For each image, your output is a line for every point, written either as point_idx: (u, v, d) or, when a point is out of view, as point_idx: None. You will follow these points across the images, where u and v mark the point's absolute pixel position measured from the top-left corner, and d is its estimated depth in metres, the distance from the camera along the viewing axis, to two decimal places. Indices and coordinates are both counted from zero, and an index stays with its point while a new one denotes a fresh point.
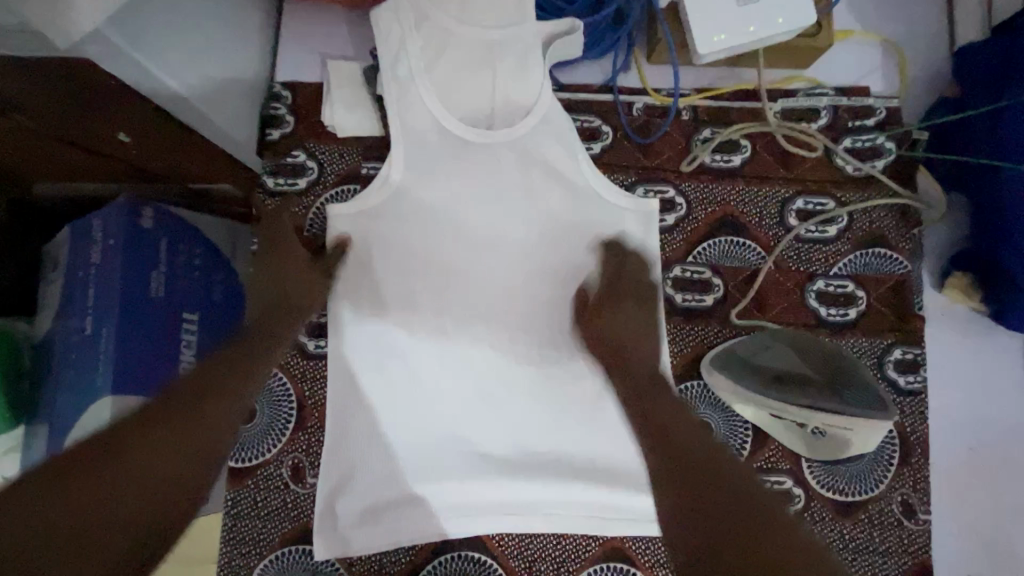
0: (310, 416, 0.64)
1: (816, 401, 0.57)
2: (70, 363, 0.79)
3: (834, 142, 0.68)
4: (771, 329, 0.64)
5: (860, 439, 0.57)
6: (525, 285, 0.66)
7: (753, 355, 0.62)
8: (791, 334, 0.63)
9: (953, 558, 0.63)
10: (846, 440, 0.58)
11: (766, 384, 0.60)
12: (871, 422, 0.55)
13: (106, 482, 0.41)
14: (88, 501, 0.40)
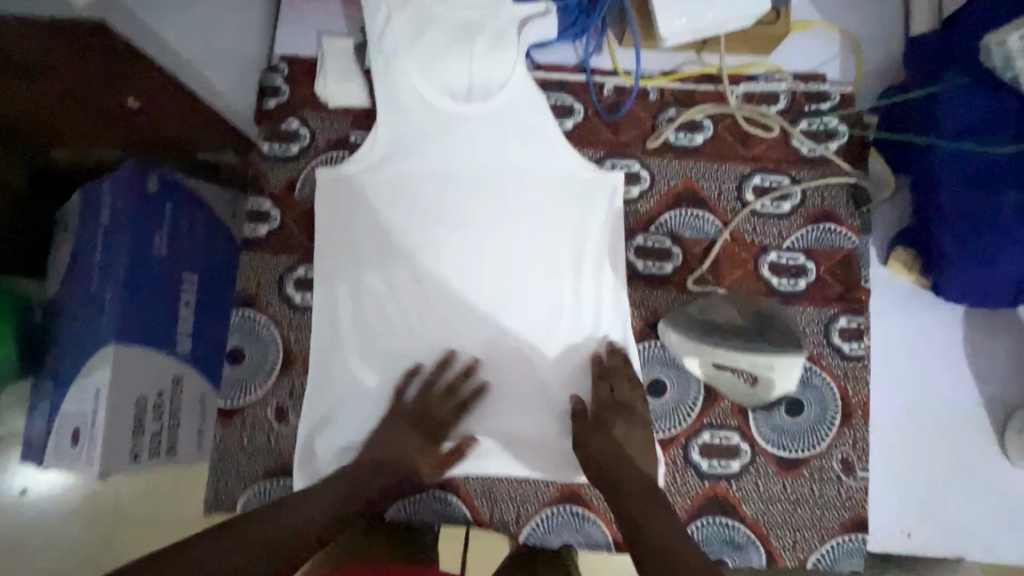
0: (295, 362, 0.69)
1: (743, 342, 0.64)
2: (81, 316, 0.87)
3: (791, 124, 0.73)
4: (722, 294, 0.69)
5: (782, 379, 0.64)
6: (499, 248, 0.71)
7: (704, 312, 0.67)
8: (737, 297, 0.68)
9: (886, 511, 0.68)
10: (770, 380, 0.64)
11: (708, 335, 0.66)
12: (785, 358, 0.63)
13: (271, 531, 0.49)
14: (257, 539, 0.48)
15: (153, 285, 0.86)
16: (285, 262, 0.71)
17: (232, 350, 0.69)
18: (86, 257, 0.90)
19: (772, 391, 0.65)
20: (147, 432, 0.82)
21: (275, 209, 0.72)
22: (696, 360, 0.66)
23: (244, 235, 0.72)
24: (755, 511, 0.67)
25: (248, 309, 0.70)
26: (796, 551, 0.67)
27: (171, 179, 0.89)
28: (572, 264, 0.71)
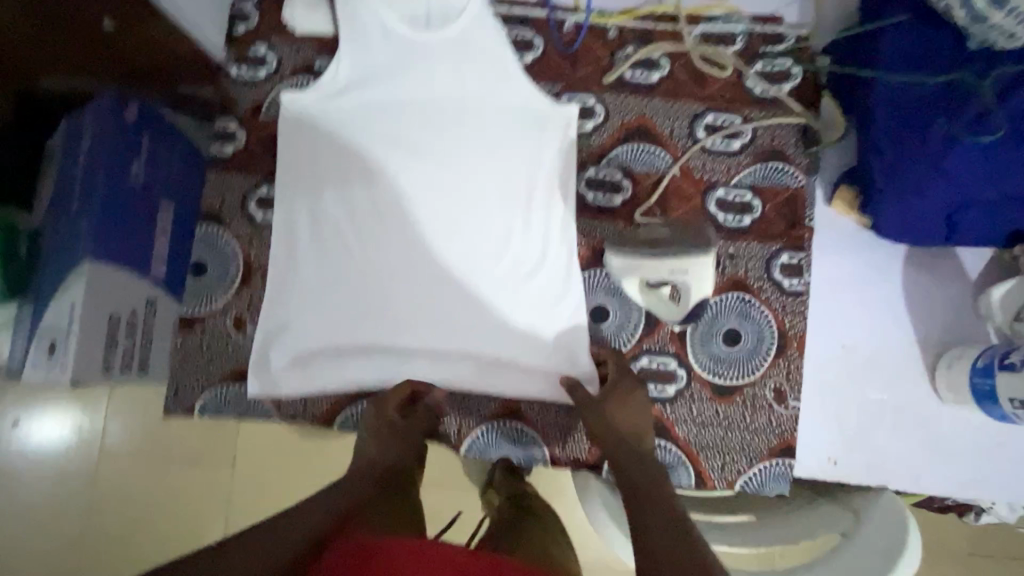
0: (255, 276, 0.73)
1: (664, 249, 0.68)
2: (61, 234, 0.92)
3: (746, 64, 0.75)
4: (657, 223, 0.72)
5: (698, 283, 0.67)
6: (454, 174, 0.73)
7: (629, 234, 0.72)
8: (669, 224, 0.72)
9: (815, 439, 0.70)
10: (687, 286, 0.67)
11: (631, 246, 0.70)
12: (697, 259, 0.66)
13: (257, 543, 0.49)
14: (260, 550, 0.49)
15: (129, 209, 0.89)
16: (249, 181, 0.74)
17: (194, 262, 0.72)
18: (68, 179, 0.94)
19: (692, 298, 0.68)
20: (120, 348, 0.86)
21: (241, 130, 0.75)
22: (625, 274, 0.69)
23: (211, 154, 0.75)
24: (687, 434, 0.70)
25: (211, 224, 0.73)
26: (724, 473, 0.70)
27: (151, 110, 0.93)
28: (524, 192, 0.73)
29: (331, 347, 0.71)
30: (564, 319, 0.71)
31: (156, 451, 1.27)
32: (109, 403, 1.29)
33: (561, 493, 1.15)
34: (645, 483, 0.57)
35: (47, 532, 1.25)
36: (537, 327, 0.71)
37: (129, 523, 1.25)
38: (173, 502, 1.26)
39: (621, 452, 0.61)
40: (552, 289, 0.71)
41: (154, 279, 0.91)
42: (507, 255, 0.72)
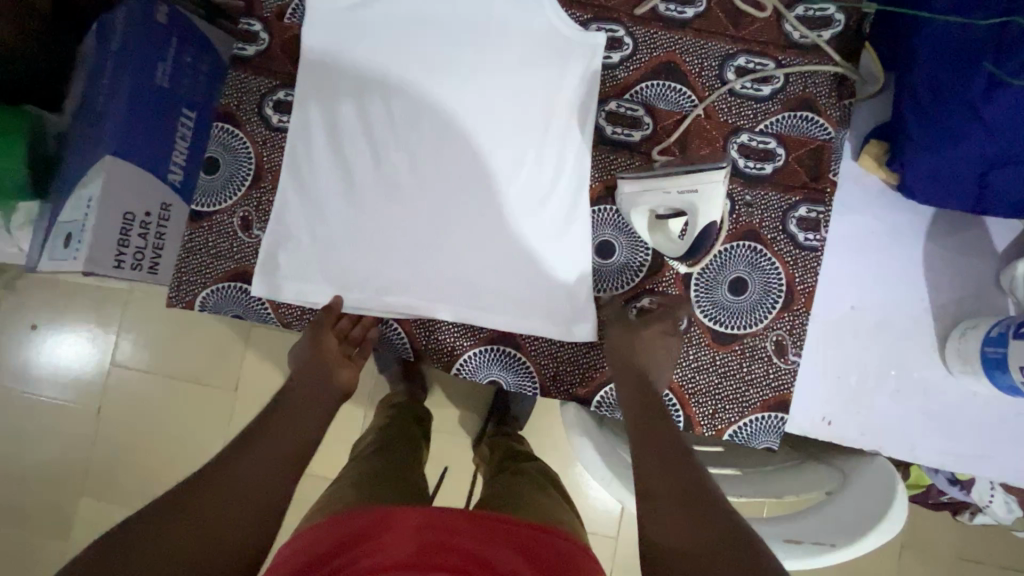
0: (265, 179, 0.73)
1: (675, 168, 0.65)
2: (85, 135, 0.94)
3: (787, 7, 0.71)
4: (671, 159, 0.69)
5: (705, 203, 0.64)
6: (471, 95, 0.72)
7: (641, 168, 0.71)
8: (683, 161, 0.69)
9: (811, 397, 0.69)
10: (693, 209, 0.64)
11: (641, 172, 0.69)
12: (707, 173, 0.63)
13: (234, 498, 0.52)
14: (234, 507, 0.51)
15: (151, 112, 0.90)
16: (267, 85, 0.74)
17: (207, 160, 0.73)
18: (94, 80, 0.95)
19: (697, 221, 0.64)
20: (132, 247, 0.87)
21: (264, 33, 0.74)
22: (635, 202, 0.68)
23: (233, 55, 0.74)
24: (680, 378, 0.69)
25: (226, 124, 0.74)
26: (715, 421, 0.69)
27: (179, 16, 0.94)
28: (540, 121, 0.72)
29: (333, 256, 0.72)
30: (566, 255, 0.70)
31: (168, 369, 1.32)
32: (123, 315, 1.33)
33: (552, 442, 1.18)
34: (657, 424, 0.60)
35: (60, 433, 1.32)
36: (539, 261, 0.70)
37: (136, 433, 1.32)
38: (178, 418, 1.31)
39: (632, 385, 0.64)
40: (557, 224, 0.71)
41: (171, 184, 0.92)
42: (516, 187, 0.71)
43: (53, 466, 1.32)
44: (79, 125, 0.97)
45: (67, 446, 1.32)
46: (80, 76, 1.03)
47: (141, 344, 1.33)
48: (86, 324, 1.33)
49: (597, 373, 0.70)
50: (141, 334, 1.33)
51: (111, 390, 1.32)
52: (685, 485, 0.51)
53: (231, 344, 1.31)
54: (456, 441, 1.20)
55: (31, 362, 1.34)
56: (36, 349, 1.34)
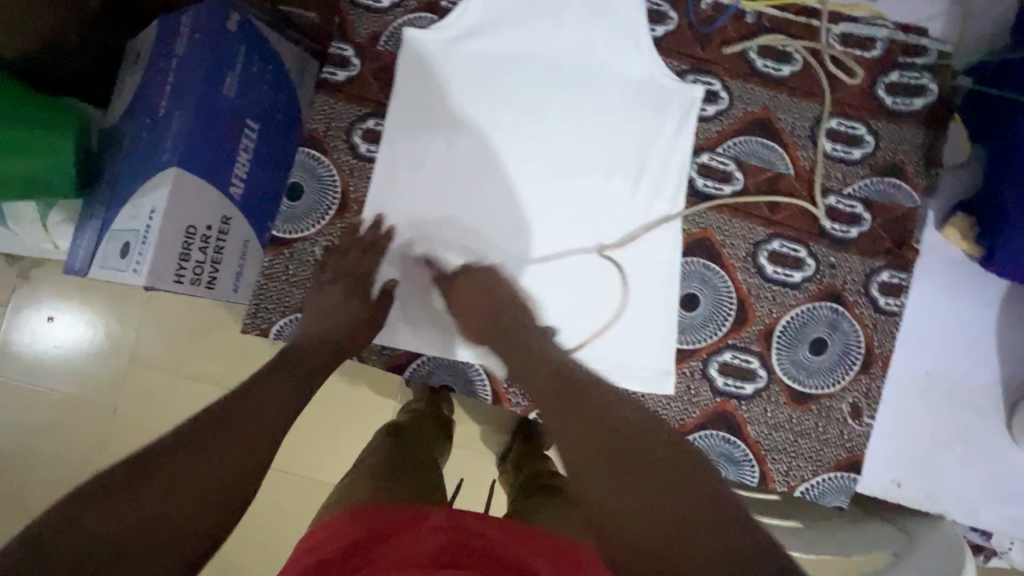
0: (351, 209, 0.72)
1: (726, 186, 0.72)
2: (144, 140, 0.91)
3: (881, 74, 0.72)
4: (729, 191, 0.72)
5: (772, 201, 0.72)
6: (565, 135, 0.72)
7: (713, 210, 0.72)
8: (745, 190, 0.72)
9: (884, 460, 0.70)
10: (765, 208, 0.72)
11: (709, 203, 0.72)
12: (764, 175, 0.72)
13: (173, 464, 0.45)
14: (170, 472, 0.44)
15: (219, 122, 0.88)
16: (357, 112, 0.73)
17: (291, 185, 0.72)
18: (155, 83, 0.93)
19: (773, 217, 0.72)
20: (193, 260, 0.86)
21: (356, 58, 0.73)
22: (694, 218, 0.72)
23: (322, 78, 0.73)
24: (758, 434, 0.70)
25: (313, 150, 0.72)
26: (788, 478, 0.70)
27: (251, 24, 0.91)
28: (632, 168, 0.72)
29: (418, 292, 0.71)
30: (583, 261, 0.72)
31: (192, 370, 1.29)
32: (145, 311, 1.30)
33: None
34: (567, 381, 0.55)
35: (70, 425, 1.29)
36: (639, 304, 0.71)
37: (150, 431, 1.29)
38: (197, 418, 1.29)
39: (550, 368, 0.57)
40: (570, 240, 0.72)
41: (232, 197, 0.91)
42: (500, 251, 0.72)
43: (62, 459, 1.29)
44: (134, 128, 0.94)
45: (78, 438, 1.29)
46: (134, 74, 1.00)
47: (166, 341, 1.29)
48: (105, 316, 1.30)
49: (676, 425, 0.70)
50: (165, 331, 1.30)
51: (130, 387, 1.29)
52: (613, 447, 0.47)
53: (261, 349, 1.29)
54: (485, 457, 1.19)
55: (47, 352, 1.30)
56: (55, 338, 1.30)
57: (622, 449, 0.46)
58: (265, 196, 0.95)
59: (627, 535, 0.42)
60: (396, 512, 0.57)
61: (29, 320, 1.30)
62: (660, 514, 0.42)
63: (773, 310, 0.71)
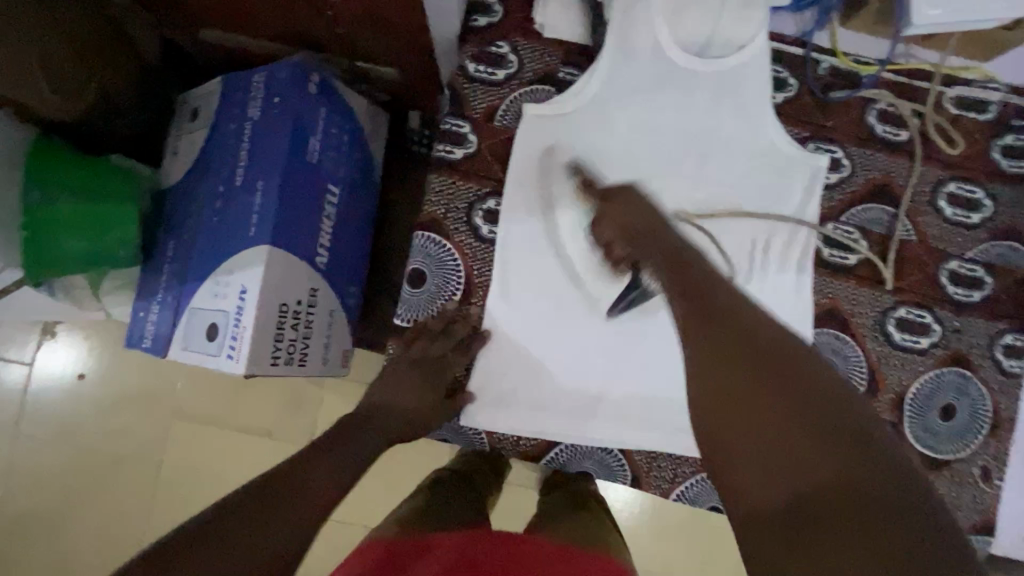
0: (476, 293, 0.69)
1: (845, 254, 0.72)
2: (212, 212, 0.84)
3: (996, 135, 0.73)
4: (856, 261, 0.72)
5: (896, 271, 0.72)
6: (691, 208, 0.70)
7: (839, 280, 0.72)
8: (869, 262, 0.72)
9: (1011, 519, 0.72)
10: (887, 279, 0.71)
11: (834, 275, 0.72)
12: (890, 242, 0.72)
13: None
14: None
15: (304, 191, 0.84)
16: (476, 191, 0.70)
17: (412, 270, 0.69)
18: (221, 147, 0.86)
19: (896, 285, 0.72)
20: (286, 339, 0.82)
21: (473, 134, 0.70)
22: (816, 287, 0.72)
23: (437, 154, 0.70)
24: None
25: (432, 232, 0.69)
26: None
27: (328, 82, 0.85)
28: (760, 238, 0.71)
29: (550, 380, 0.69)
30: None
31: (238, 422, 1.10)
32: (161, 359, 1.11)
33: None
34: (691, 275, 0.45)
35: (67, 496, 1.09)
36: None
37: (161, 493, 1.09)
38: (217, 473, 1.09)
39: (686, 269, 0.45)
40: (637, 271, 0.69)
41: (318, 268, 0.87)
42: None
43: (55, 538, 1.08)
44: (198, 196, 0.87)
45: (78, 510, 1.09)
46: (188, 133, 0.92)
47: (205, 394, 1.11)
48: (108, 369, 1.11)
49: None
50: (182, 379, 1.11)
51: (167, 453, 1.10)
52: (752, 372, 0.38)
53: (302, 392, 1.10)
54: None
55: (71, 426, 1.10)
56: (82, 407, 1.10)
57: (759, 369, 0.38)
58: (343, 262, 0.93)
59: (759, 473, 0.37)
60: (409, 543, 0.49)
61: (39, 392, 1.10)
62: (815, 463, 0.35)
63: (903, 378, 0.71)
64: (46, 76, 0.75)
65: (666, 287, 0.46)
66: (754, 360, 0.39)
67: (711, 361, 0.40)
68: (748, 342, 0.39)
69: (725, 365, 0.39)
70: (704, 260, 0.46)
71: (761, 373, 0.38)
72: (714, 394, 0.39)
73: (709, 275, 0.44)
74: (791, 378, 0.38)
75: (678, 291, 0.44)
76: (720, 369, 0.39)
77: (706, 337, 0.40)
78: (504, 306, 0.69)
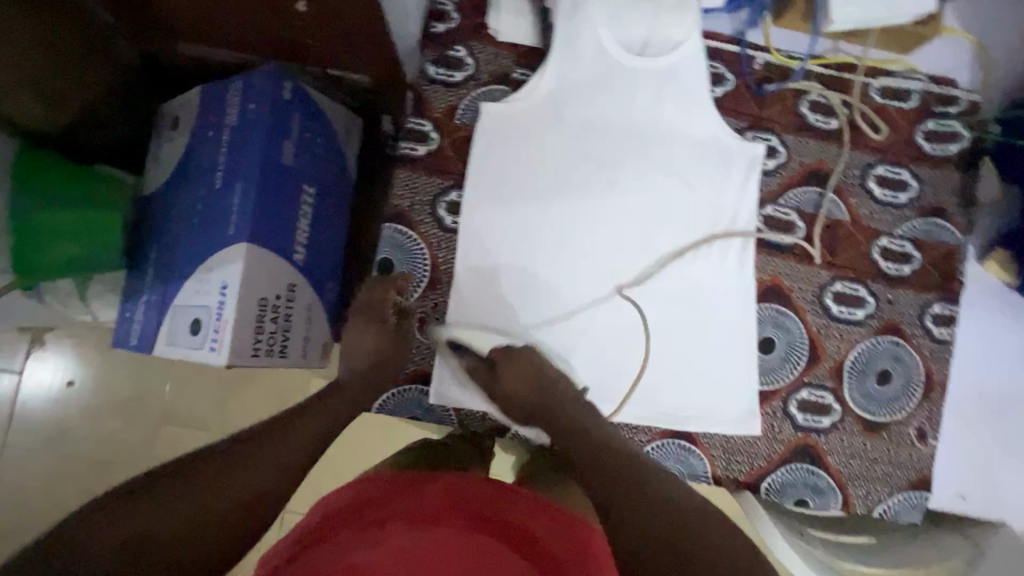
0: (441, 280, 0.74)
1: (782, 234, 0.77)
2: (194, 214, 0.88)
3: (919, 122, 0.79)
4: (794, 240, 0.77)
5: (831, 247, 0.78)
6: (639, 197, 0.76)
7: (779, 257, 0.77)
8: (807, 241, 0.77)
9: (947, 475, 0.78)
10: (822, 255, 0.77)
11: (775, 255, 0.77)
12: (825, 221, 0.78)
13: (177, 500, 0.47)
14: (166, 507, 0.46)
15: (281, 192, 0.88)
16: (440, 184, 0.75)
17: (382, 261, 0.74)
18: (201, 152, 0.91)
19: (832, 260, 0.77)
20: (267, 331, 0.87)
21: (434, 132, 0.75)
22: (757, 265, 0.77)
23: (402, 152, 0.75)
24: (838, 463, 0.75)
25: (399, 224, 0.74)
26: (867, 500, 0.75)
27: (302, 90, 0.91)
28: (705, 222, 0.76)
29: None
30: (672, 316, 0.75)
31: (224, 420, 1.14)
32: (149, 361, 1.15)
33: None
34: (597, 449, 0.60)
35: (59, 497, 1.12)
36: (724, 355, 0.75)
37: None
38: None
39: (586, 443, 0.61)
40: (587, 255, 0.75)
41: (296, 264, 0.92)
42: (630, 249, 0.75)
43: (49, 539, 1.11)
44: (179, 200, 0.91)
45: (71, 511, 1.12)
46: (170, 141, 0.97)
47: (192, 394, 1.14)
48: (98, 372, 1.14)
49: (763, 462, 0.75)
50: (171, 379, 1.15)
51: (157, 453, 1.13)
52: (651, 519, 0.54)
53: (288, 388, 1.14)
54: None
55: (60, 429, 1.13)
56: (71, 410, 1.14)
57: (655, 510, 0.54)
58: (321, 259, 0.98)
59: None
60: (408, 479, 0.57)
61: (31, 397, 1.13)
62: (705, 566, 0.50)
63: (841, 347, 0.77)
64: (32, 90, 0.80)
65: (579, 463, 0.60)
66: (652, 509, 0.54)
67: (626, 512, 0.54)
68: (649, 495, 0.56)
69: (634, 514, 0.54)
70: (598, 430, 0.63)
71: (659, 515, 0.54)
72: (629, 534, 0.53)
73: (613, 446, 0.61)
74: (679, 515, 0.54)
75: (588, 461, 0.60)
76: (631, 518, 0.54)
77: (618, 496, 0.56)
78: (468, 290, 0.73)
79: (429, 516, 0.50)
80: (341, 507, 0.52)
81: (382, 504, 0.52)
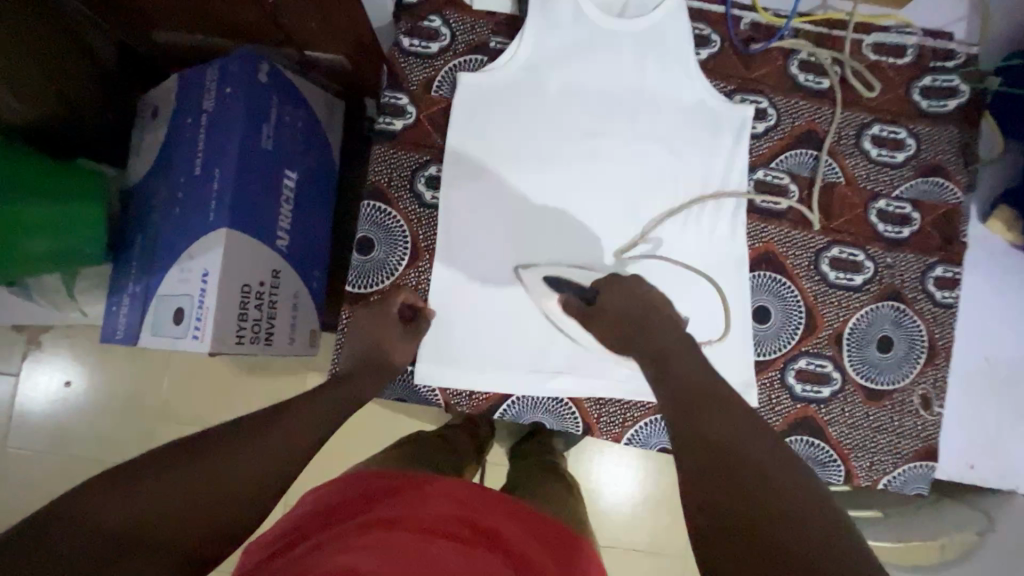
0: (422, 257, 0.72)
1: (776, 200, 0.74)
2: (175, 202, 0.87)
3: (916, 78, 0.76)
4: (788, 205, 0.74)
5: (826, 212, 0.75)
6: (625, 164, 0.73)
7: (773, 224, 0.74)
8: (801, 206, 0.74)
9: (954, 445, 0.75)
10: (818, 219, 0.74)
11: (769, 221, 0.74)
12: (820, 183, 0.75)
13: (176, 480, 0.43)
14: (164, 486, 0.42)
15: (260, 177, 0.87)
16: (418, 159, 0.73)
17: (361, 239, 0.72)
18: (180, 139, 0.89)
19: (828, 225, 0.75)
20: (251, 319, 0.85)
21: (411, 106, 0.73)
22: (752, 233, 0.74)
23: (378, 128, 0.73)
24: (838, 434, 0.73)
25: (379, 202, 0.72)
26: (871, 472, 0.73)
27: (279, 72, 0.89)
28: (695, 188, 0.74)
29: (498, 335, 0.72)
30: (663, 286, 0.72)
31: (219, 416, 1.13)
32: (143, 359, 1.14)
33: None
34: (696, 409, 0.49)
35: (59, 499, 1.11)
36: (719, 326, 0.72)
37: None
38: None
39: (692, 390, 0.51)
40: (573, 226, 0.73)
41: (279, 250, 0.90)
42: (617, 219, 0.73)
43: None
44: (160, 189, 0.90)
45: None
46: (150, 130, 0.95)
47: (187, 390, 1.13)
48: (92, 371, 1.13)
49: None
50: (165, 376, 1.14)
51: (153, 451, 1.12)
52: (736, 510, 0.42)
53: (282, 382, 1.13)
54: None
55: (57, 431, 1.13)
56: (67, 411, 1.13)
57: (746, 499, 0.43)
58: (305, 245, 0.96)
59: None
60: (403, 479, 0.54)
61: (27, 398, 1.13)
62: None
63: (840, 315, 0.74)
64: (7, 84, 0.78)
65: (670, 415, 0.51)
66: (741, 499, 0.43)
67: (710, 486, 0.44)
68: (745, 477, 0.44)
69: (716, 495, 0.43)
70: (704, 378, 0.53)
71: (748, 509, 0.42)
72: (706, 516, 0.43)
73: (712, 408, 0.49)
74: (778, 519, 0.41)
75: (674, 414, 0.50)
76: (711, 501, 0.43)
77: (704, 467, 0.45)
78: (450, 266, 0.71)
79: (417, 523, 0.46)
80: (326, 506, 0.50)
81: (373, 503, 0.49)
